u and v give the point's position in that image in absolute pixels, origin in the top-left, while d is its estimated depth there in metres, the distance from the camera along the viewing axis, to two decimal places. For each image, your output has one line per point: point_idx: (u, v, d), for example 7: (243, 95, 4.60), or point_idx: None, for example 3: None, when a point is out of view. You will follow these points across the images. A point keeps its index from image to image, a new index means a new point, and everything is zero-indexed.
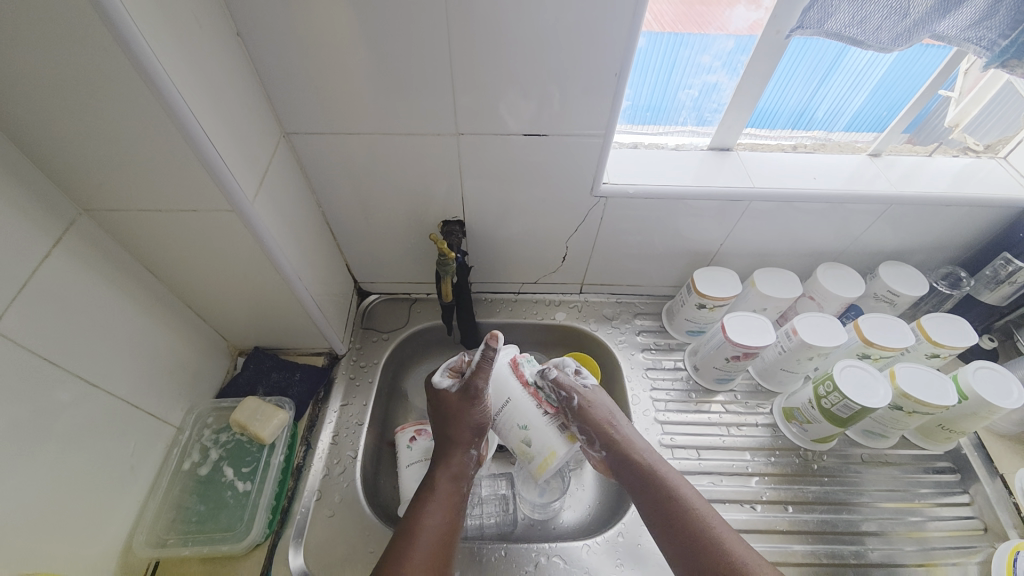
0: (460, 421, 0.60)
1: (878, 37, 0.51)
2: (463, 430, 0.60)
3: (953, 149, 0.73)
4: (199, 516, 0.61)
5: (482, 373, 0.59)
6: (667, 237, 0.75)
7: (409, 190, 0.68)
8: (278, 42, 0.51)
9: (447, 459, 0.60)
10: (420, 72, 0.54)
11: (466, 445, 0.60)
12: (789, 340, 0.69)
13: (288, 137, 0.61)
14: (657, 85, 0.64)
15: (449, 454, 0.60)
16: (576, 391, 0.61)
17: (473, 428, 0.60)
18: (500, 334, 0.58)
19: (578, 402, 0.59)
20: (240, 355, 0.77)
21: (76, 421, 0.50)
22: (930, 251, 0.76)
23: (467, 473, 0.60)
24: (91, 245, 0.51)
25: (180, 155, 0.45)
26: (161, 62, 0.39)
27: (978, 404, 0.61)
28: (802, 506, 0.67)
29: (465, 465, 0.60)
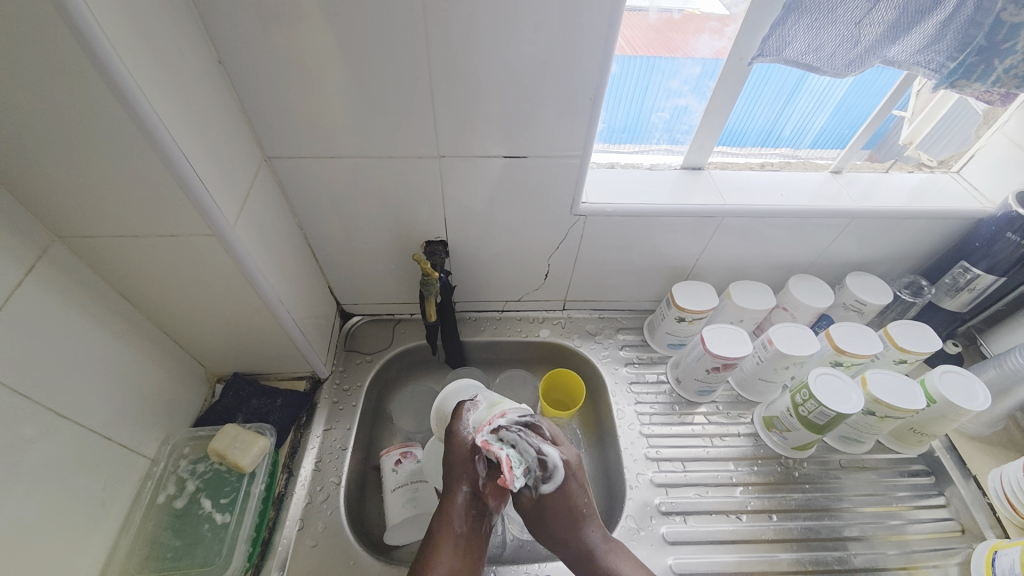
0: (450, 459, 0.56)
1: (833, 63, 0.55)
2: (452, 470, 0.56)
3: (909, 164, 0.78)
4: (174, 552, 0.59)
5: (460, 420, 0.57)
6: (646, 252, 0.77)
7: (392, 211, 0.68)
8: (259, 67, 0.51)
9: (443, 503, 0.56)
10: (401, 96, 0.55)
11: (457, 484, 0.56)
12: (766, 350, 0.71)
13: (269, 161, 0.61)
14: (631, 109, 0.67)
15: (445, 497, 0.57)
16: (559, 469, 0.53)
17: (459, 467, 0.56)
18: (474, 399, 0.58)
19: (554, 484, 0.54)
20: (219, 382, 0.75)
21: (45, 456, 0.48)
22: (893, 261, 0.80)
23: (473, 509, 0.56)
24: (63, 272, 0.50)
25: (159, 179, 0.45)
26: (141, 89, 0.39)
27: (946, 407, 0.64)
28: (786, 513, 0.68)
29: (462, 505, 0.55)
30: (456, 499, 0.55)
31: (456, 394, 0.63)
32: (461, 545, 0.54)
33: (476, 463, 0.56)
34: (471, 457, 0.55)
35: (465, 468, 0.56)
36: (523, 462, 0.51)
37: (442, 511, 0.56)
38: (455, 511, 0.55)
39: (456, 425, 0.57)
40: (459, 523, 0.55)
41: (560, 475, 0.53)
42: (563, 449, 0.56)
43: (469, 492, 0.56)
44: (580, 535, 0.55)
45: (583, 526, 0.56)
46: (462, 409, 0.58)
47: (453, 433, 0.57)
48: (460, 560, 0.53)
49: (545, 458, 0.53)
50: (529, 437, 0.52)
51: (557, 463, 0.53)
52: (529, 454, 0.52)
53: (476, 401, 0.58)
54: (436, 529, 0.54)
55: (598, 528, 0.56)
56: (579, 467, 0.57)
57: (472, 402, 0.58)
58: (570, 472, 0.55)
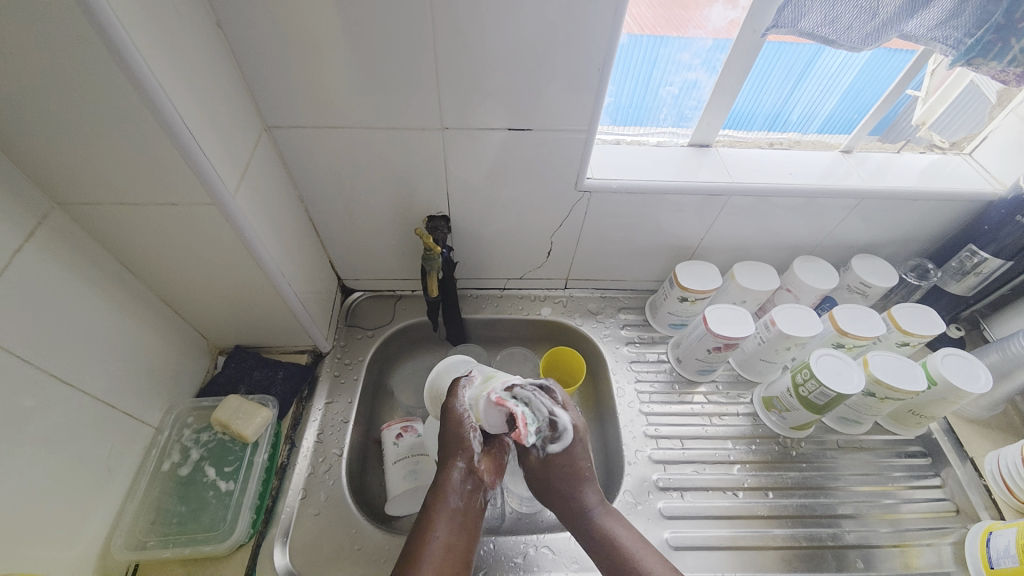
0: (447, 434, 0.57)
1: (849, 36, 0.53)
2: (449, 444, 0.57)
3: (920, 146, 0.76)
4: (180, 517, 0.60)
5: (455, 395, 0.58)
6: (650, 231, 0.76)
7: (394, 185, 0.67)
8: (257, 32, 0.50)
9: (438, 479, 0.56)
10: (404, 65, 0.53)
11: (453, 459, 0.56)
12: (768, 331, 0.70)
13: (269, 130, 0.60)
14: (638, 83, 0.65)
15: (441, 474, 0.56)
16: (569, 430, 0.55)
17: (456, 440, 0.56)
18: (470, 377, 0.59)
19: (562, 445, 0.55)
20: (221, 354, 0.76)
21: (49, 423, 0.48)
22: (900, 244, 0.79)
23: (466, 486, 0.55)
24: (64, 240, 0.50)
25: (159, 146, 0.44)
26: (141, 52, 0.38)
27: (947, 390, 0.64)
28: (781, 491, 0.69)
29: (458, 481, 0.55)
30: (451, 473, 0.55)
31: (450, 370, 0.64)
32: (456, 521, 0.53)
33: (473, 438, 0.56)
34: (468, 432, 0.56)
35: (462, 442, 0.56)
36: (534, 422, 0.54)
37: (437, 487, 0.55)
38: (451, 486, 0.55)
39: (452, 401, 0.58)
40: (455, 498, 0.54)
41: (569, 436, 0.55)
42: (571, 412, 0.58)
43: (465, 468, 0.56)
44: (577, 494, 0.57)
45: (582, 485, 0.57)
46: (458, 386, 0.59)
47: (448, 409, 0.58)
48: (456, 534, 0.53)
49: (556, 419, 0.55)
50: (542, 396, 0.55)
51: (567, 425, 0.55)
52: (541, 412, 0.54)
53: (471, 377, 0.60)
54: (431, 504, 0.54)
55: (595, 491, 0.57)
56: (585, 432, 0.58)
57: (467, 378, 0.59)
58: (578, 437, 0.57)
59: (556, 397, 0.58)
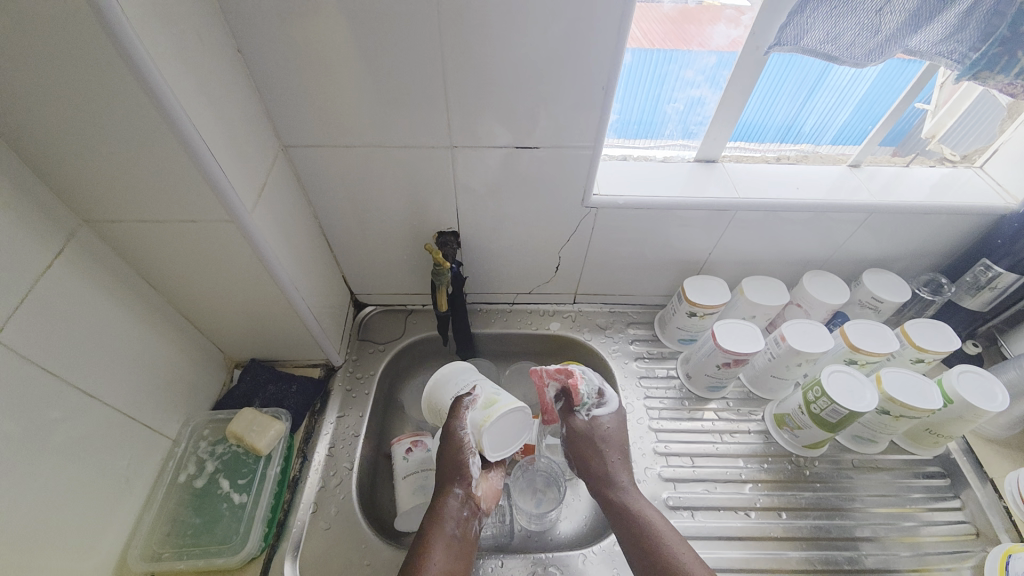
0: (446, 459, 0.60)
1: (852, 53, 0.54)
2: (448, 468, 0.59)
3: (930, 159, 0.76)
4: (194, 529, 0.61)
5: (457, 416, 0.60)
6: (657, 246, 0.77)
7: (405, 202, 0.69)
8: (277, 59, 0.53)
9: (434, 504, 0.59)
10: (414, 87, 0.56)
11: (451, 484, 0.59)
12: (778, 346, 0.70)
13: (287, 151, 0.62)
14: (647, 100, 0.67)
15: (437, 501, 0.59)
16: (613, 399, 0.69)
17: (455, 466, 0.59)
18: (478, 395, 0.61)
19: (608, 411, 0.68)
20: (237, 367, 0.78)
21: (72, 433, 0.50)
22: (913, 258, 0.78)
23: (461, 514, 0.58)
24: (90, 255, 0.52)
25: (182, 168, 0.46)
26: (164, 77, 0.41)
27: (963, 408, 0.63)
28: (795, 512, 0.68)
29: (455, 509, 0.58)
30: (448, 499, 0.58)
31: (450, 380, 0.63)
32: (452, 546, 0.55)
33: (472, 465, 0.59)
34: (468, 458, 0.59)
35: (461, 469, 0.59)
36: (587, 387, 0.67)
37: (433, 511, 0.58)
38: (448, 512, 0.58)
39: (453, 423, 0.60)
40: (451, 525, 0.57)
41: (614, 403, 0.68)
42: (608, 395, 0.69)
43: (462, 495, 0.59)
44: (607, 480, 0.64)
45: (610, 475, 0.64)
46: (459, 407, 0.61)
47: (450, 430, 0.60)
48: (453, 561, 0.55)
49: (604, 390, 0.69)
50: (592, 372, 0.69)
51: (611, 394, 0.69)
52: (591, 383, 0.68)
53: (474, 397, 0.61)
54: (429, 530, 0.56)
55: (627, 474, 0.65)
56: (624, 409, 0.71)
57: (468, 400, 0.61)
58: (616, 407, 0.70)
59: (597, 377, 0.69)
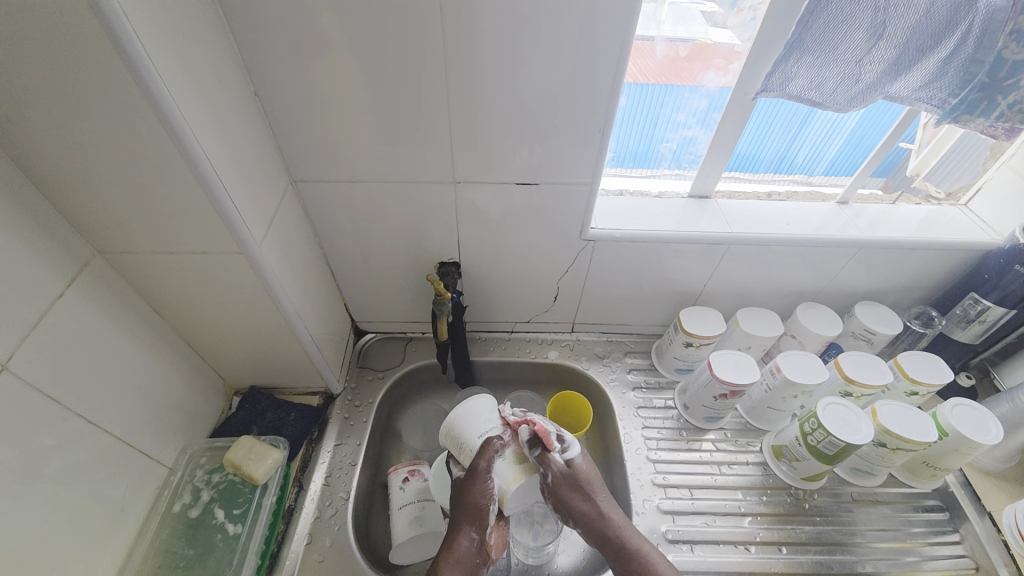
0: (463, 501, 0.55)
1: (835, 99, 0.57)
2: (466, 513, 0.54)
3: (917, 196, 0.78)
4: (187, 560, 0.60)
5: (486, 454, 0.55)
6: (654, 277, 0.78)
7: (408, 233, 0.71)
8: (291, 99, 0.56)
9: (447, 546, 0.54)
10: (420, 126, 0.58)
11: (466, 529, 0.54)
12: (774, 378, 0.71)
13: (296, 185, 0.64)
14: (641, 138, 0.70)
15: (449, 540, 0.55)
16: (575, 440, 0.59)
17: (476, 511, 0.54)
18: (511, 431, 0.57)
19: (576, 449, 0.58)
20: (236, 395, 0.78)
21: (71, 460, 0.50)
22: (903, 291, 0.80)
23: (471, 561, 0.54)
24: (102, 284, 0.53)
25: (196, 201, 0.48)
26: (184, 117, 0.43)
27: (958, 440, 0.63)
28: (796, 547, 0.67)
29: (467, 553, 0.54)
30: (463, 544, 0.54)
31: (472, 414, 0.58)
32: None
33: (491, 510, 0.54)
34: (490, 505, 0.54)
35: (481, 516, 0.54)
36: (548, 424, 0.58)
37: (446, 554, 0.54)
38: (460, 556, 0.54)
39: (480, 461, 0.55)
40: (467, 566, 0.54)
41: (576, 445, 0.58)
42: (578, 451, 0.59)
43: (477, 540, 0.55)
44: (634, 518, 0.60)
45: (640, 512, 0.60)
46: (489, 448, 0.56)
47: (477, 470, 0.54)
48: None
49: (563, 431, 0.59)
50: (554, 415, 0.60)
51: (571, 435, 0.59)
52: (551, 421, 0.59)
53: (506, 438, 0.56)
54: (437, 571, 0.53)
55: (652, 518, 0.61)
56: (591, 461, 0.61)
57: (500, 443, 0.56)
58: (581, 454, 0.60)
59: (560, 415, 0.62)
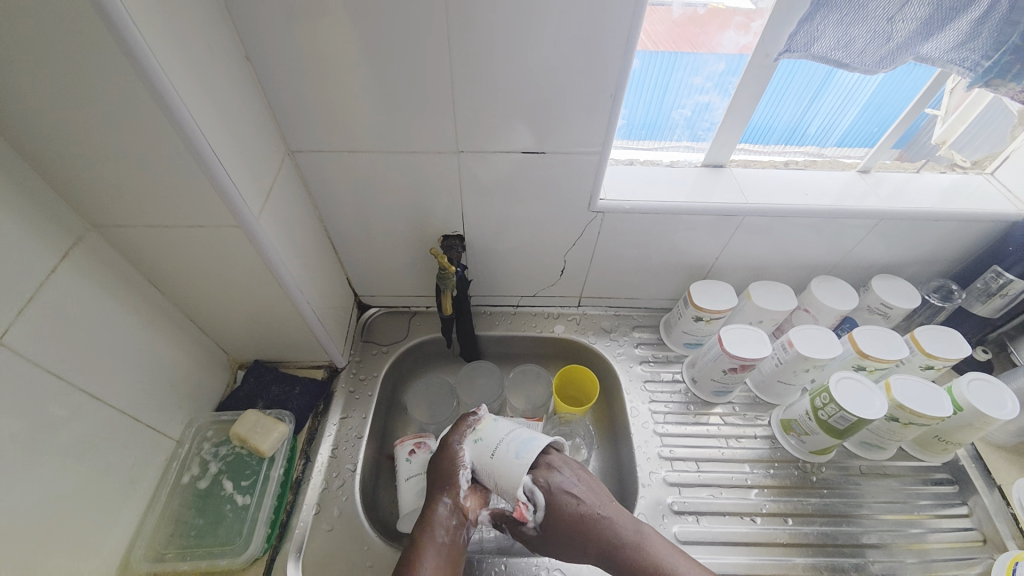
0: (441, 468, 0.60)
1: (863, 60, 0.53)
2: (443, 476, 0.59)
3: (941, 165, 0.75)
4: (197, 530, 0.61)
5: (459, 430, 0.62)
6: (663, 249, 0.76)
7: (410, 205, 0.69)
8: (283, 63, 0.52)
9: (424, 513, 0.57)
10: (422, 90, 0.55)
11: (442, 493, 0.58)
12: (785, 352, 0.69)
13: (292, 154, 0.62)
14: (651, 105, 0.66)
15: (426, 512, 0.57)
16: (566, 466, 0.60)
17: (446, 475, 0.59)
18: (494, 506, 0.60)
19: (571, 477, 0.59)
20: (241, 369, 0.77)
21: (76, 435, 0.50)
22: (922, 263, 0.77)
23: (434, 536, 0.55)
24: (98, 260, 0.52)
25: (188, 171, 0.46)
26: (171, 81, 0.41)
27: (973, 415, 0.62)
28: (802, 518, 0.67)
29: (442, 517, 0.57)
30: (439, 508, 0.57)
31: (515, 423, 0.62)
32: (443, 554, 0.55)
33: (462, 476, 0.59)
34: (458, 469, 0.59)
35: (451, 478, 0.58)
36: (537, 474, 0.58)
37: (424, 520, 0.57)
38: (437, 522, 0.56)
39: (452, 436, 0.62)
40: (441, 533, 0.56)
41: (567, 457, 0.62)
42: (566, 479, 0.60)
43: (450, 505, 0.57)
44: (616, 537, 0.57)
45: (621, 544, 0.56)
46: (463, 423, 0.63)
47: (449, 440, 0.62)
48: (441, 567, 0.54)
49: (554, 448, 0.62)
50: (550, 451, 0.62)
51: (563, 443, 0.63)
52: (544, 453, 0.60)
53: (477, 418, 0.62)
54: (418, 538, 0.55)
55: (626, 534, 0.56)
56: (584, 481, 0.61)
57: (472, 418, 0.63)
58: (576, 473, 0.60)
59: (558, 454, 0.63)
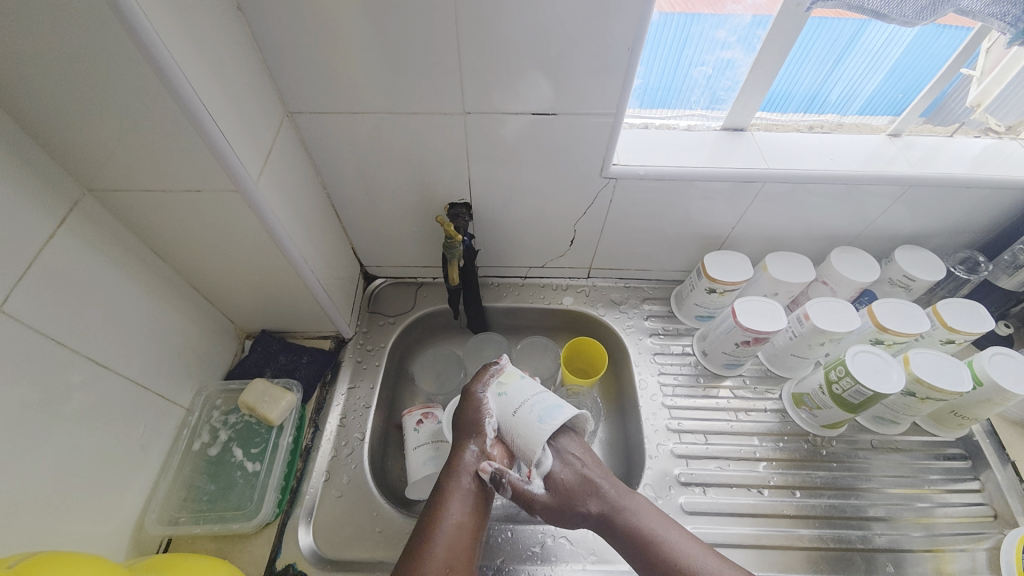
0: (466, 418, 0.59)
1: (902, 10, 0.48)
2: (467, 425, 0.59)
3: (973, 130, 0.71)
4: (209, 495, 0.62)
5: (480, 380, 0.61)
6: (677, 219, 0.73)
7: (415, 171, 0.67)
8: (279, 16, 0.49)
9: (451, 459, 0.58)
10: (426, 47, 0.52)
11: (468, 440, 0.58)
12: (801, 325, 0.68)
13: (291, 116, 0.59)
14: (668, 64, 0.63)
15: (454, 457, 0.58)
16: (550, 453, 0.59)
17: (472, 424, 0.59)
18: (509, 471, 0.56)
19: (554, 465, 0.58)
20: (248, 338, 0.77)
21: (85, 402, 0.50)
22: (948, 234, 0.74)
23: (459, 480, 0.56)
24: (96, 225, 0.51)
25: (182, 133, 0.44)
26: (160, 34, 0.38)
27: (993, 391, 0.60)
28: (809, 491, 0.67)
29: (470, 463, 0.57)
30: (467, 455, 0.57)
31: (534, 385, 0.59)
32: (469, 500, 0.55)
33: (489, 424, 0.58)
34: (485, 418, 0.58)
35: (478, 426, 0.58)
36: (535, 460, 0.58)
37: (451, 466, 0.57)
38: (464, 467, 0.57)
39: (475, 385, 0.61)
40: (467, 478, 0.56)
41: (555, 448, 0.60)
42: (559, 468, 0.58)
43: (478, 452, 0.58)
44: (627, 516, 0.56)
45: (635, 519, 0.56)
46: (485, 372, 0.62)
47: (472, 390, 0.61)
48: (465, 512, 0.55)
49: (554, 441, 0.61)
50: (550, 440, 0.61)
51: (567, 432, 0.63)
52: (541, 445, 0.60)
53: (499, 367, 0.62)
54: (445, 481, 0.56)
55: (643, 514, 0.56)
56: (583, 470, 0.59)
57: (495, 367, 0.62)
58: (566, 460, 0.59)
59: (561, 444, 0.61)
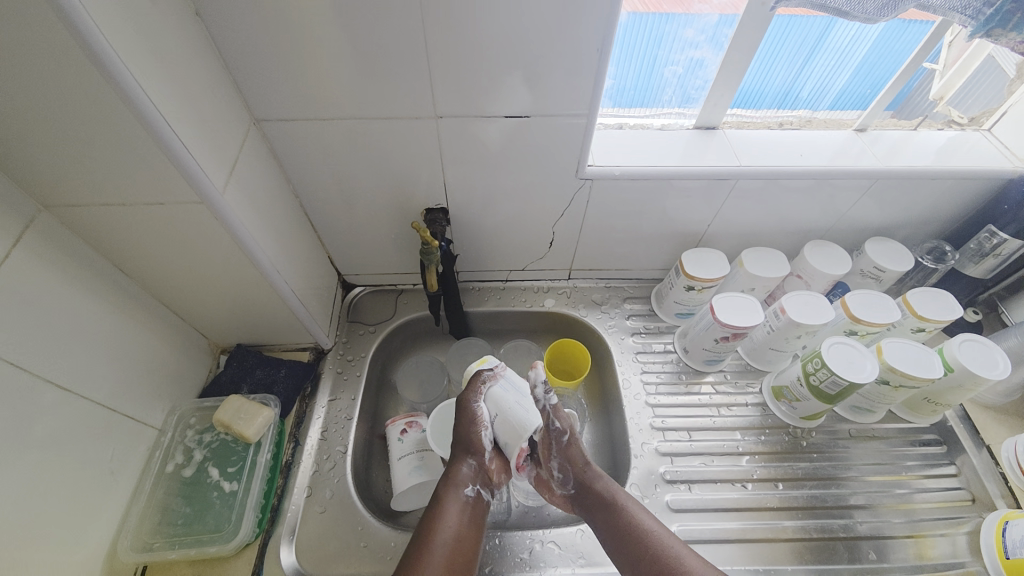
0: (462, 429, 0.60)
1: (864, 7, 0.49)
2: (463, 435, 0.60)
3: (937, 122, 0.73)
4: (185, 518, 0.60)
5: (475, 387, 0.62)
6: (655, 217, 0.74)
7: (390, 178, 0.66)
8: (239, 23, 0.48)
9: (449, 471, 0.59)
10: (394, 51, 0.51)
11: (465, 452, 0.59)
12: (777, 320, 0.69)
13: (258, 123, 0.58)
14: (643, 63, 0.63)
15: (450, 468, 0.59)
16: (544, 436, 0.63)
17: (467, 437, 0.60)
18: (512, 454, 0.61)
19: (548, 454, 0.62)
20: (223, 353, 0.75)
21: (49, 428, 0.48)
22: (916, 226, 0.77)
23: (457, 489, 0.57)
24: (53, 242, 0.49)
25: (141, 145, 0.42)
26: (111, 42, 0.37)
27: (964, 376, 0.62)
28: (792, 482, 0.68)
29: (467, 475, 0.58)
30: (463, 467, 0.58)
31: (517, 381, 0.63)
32: (467, 510, 0.56)
33: (483, 435, 0.60)
34: (480, 430, 0.60)
35: (472, 440, 0.59)
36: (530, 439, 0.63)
37: (448, 478, 0.58)
38: (460, 479, 0.58)
39: (470, 393, 0.61)
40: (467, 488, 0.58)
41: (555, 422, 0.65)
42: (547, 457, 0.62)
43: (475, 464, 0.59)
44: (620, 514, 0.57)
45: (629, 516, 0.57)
46: (479, 379, 0.62)
47: (466, 400, 0.61)
48: (464, 524, 0.55)
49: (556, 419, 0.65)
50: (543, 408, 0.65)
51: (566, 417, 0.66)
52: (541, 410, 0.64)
53: (494, 373, 0.63)
54: (443, 491, 0.57)
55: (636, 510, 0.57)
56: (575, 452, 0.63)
57: (489, 374, 0.62)
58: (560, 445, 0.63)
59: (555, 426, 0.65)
